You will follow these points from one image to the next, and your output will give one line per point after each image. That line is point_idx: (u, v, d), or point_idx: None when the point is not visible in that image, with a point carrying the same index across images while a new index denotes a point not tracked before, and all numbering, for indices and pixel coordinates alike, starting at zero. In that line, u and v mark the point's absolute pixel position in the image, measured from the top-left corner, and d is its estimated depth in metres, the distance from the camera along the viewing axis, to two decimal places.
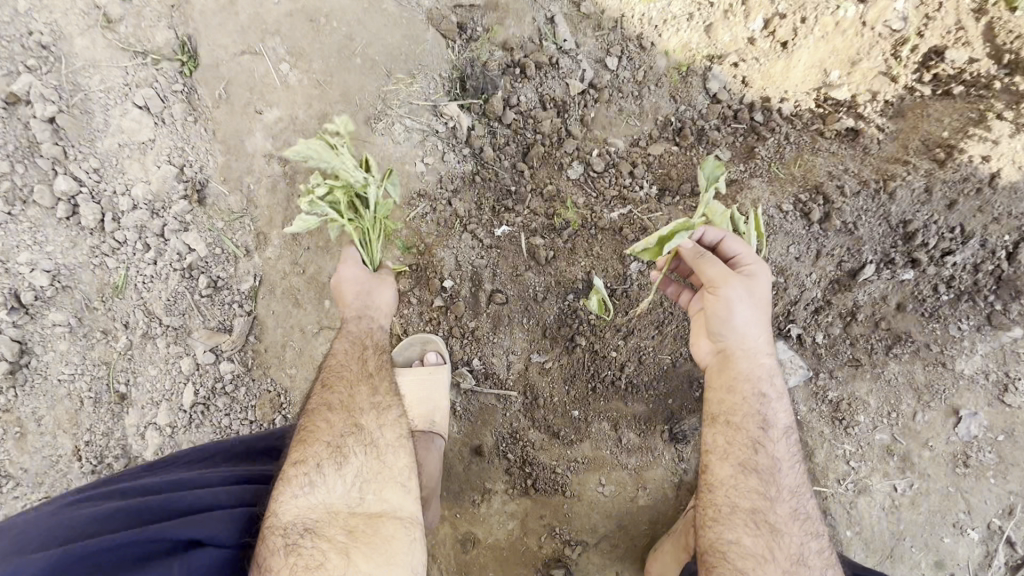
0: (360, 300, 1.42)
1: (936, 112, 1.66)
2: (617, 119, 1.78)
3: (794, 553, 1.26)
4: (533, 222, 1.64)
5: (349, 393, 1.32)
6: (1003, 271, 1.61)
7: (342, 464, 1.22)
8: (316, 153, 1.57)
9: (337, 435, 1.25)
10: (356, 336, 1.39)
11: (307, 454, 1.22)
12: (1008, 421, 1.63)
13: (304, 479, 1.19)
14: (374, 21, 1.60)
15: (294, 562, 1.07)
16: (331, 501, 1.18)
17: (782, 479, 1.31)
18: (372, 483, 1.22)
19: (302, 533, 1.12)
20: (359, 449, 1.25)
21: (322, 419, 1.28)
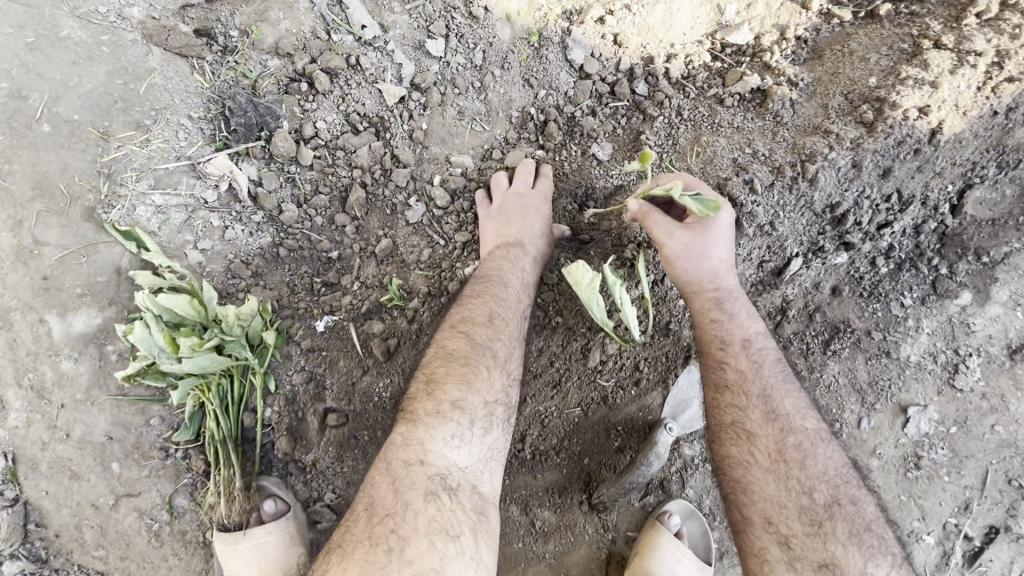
0: (538, 221, 1.26)
1: (859, 49, 1.31)
2: (460, 125, 1.32)
3: (786, 452, 1.10)
4: (363, 301, 1.24)
5: (510, 345, 1.16)
6: (946, 228, 1.44)
7: (489, 427, 1.08)
8: (24, 278, 1.09)
9: (497, 394, 1.11)
10: (502, 239, 1.24)
11: (467, 403, 1.06)
12: (960, 409, 1.44)
13: (454, 430, 1.03)
14: (50, 61, 1.08)
15: (430, 517, 0.94)
16: (468, 467, 1.04)
17: (766, 375, 1.16)
18: (497, 463, 1.08)
19: (441, 487, 0.98)
20: (504, 422, 1.11)
21: (486, 366, 1.11)
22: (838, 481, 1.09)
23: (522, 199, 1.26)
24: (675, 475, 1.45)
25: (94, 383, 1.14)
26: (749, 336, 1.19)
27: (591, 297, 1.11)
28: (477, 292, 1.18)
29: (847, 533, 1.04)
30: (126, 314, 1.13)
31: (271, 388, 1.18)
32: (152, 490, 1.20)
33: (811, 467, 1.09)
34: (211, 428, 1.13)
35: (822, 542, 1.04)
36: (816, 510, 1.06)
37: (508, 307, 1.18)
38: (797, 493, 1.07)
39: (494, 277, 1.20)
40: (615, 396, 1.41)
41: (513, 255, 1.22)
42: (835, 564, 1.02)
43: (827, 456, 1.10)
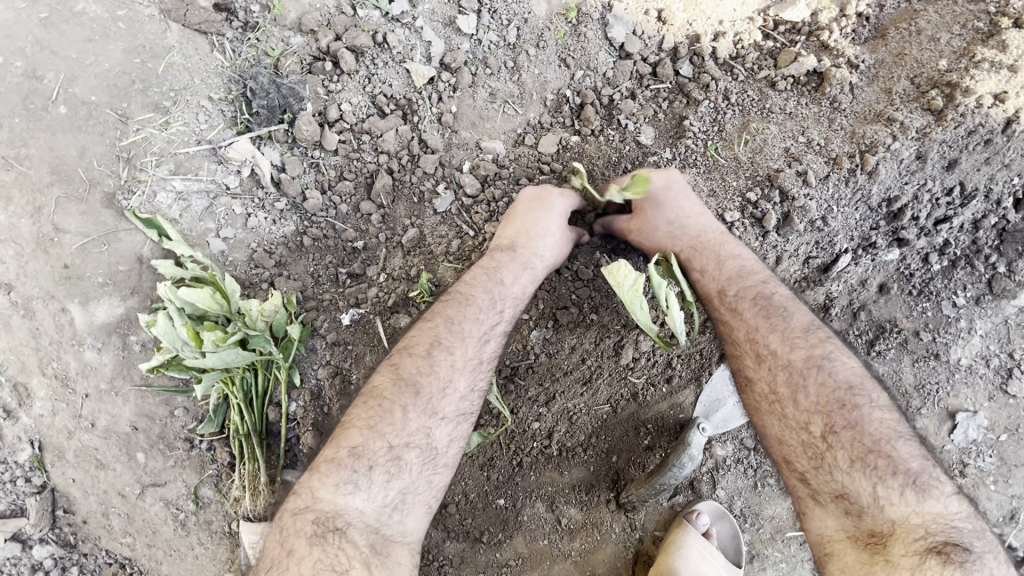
0: (545, 239, 1.15)
1: (930, 27, 1.20)
2: (491, 108, 1.25)
3: (778, 390, 0.99)
4: (390, 294, 1.19)
5: (445, 380, 1.03)
6: (1006, 222, 1.34)
7: (392, 475, 0.96)
8: (45, 267, 1.06)
9: (407, 437, 0.98)
10: (494, 257, 1.14)
11: (364, 449, 0.95)
12: (1011, 416, 1.37)
13: (348, 476, 0.93)
14: (64, 38, 1.03)
15: (315, 560, 0.84)
16: (365, 512, 0.92)
17: (748, 319, 1.05)
18: (408, 506, 0.97)
19: (330, 530, 0.88)
20: (417, 466, 0.98)
21: (398, 407, 0.99)
22: (836, 402, 0.93)
23: (533, 215, 1.15)
24: (706, 475, 1.41)
25: (118, 373, 1.12)
26: (724, 284, 1.09)
27: (635, 298, 1.05)
28: (428, 319, 1.09)
29: (847, 459, 0.89)
30: (148, 304, 1.09)
31: (296, 383, 1.15)
32: (177, 480, 1.19)
33: (807, 397, 0.96)
34: (235, 421, 1.11)
35: (828, 475, 0.91)
36: (817, 443, 0.93)
37: (457, 334, 1.06)
38: (793, 429, 0.96)
39: (465, 289, 1.10)
40: (645, 394, 1.36)
41: (496, 270, 1.12)
42: (847, 494, 0.89)
43: (822, 381, 0.95)
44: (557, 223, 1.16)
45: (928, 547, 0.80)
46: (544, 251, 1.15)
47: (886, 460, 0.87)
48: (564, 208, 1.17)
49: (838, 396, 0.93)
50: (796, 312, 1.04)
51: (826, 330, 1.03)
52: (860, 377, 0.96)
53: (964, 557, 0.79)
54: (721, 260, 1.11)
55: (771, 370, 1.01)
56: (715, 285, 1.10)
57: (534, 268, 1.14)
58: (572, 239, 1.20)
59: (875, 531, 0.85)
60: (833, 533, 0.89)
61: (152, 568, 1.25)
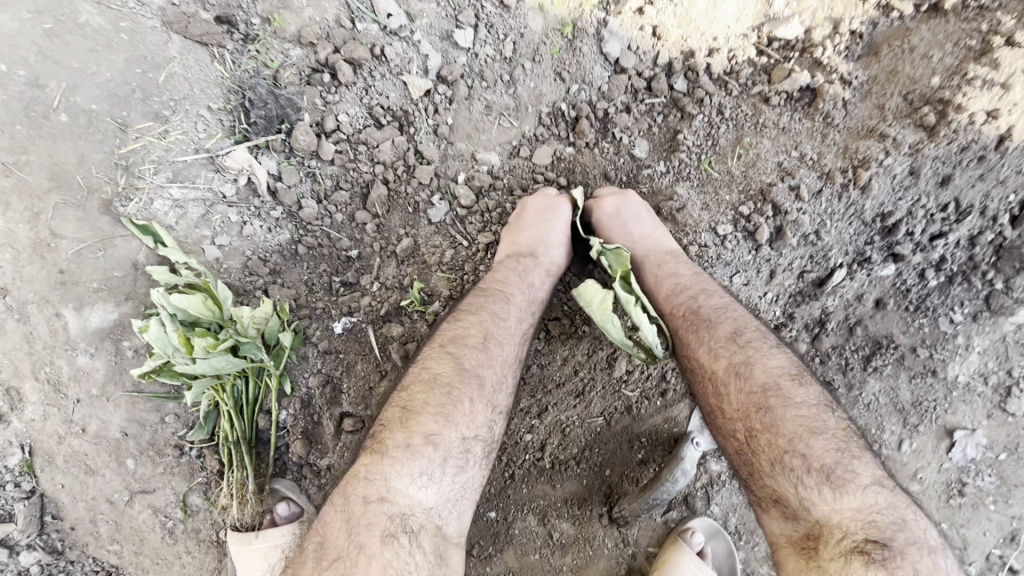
0: (558, 248, 1.21)
1: (922, 45, 1.19)
2: (487, 120, 1.26)
3: (710, 397, 1.01)
4: (383, 303, 1.20)
5: (500, 374, 1.05)
6: (1003, 239, 1.32)
7: (462, 468, 0.96)
8: (40, 272, 1.06)
9: (477, 429, 0.99)
10: (516, 262, 1.17)
11: (440, 437, 0.94)
12: (1011, 435, 1.35)
13: (425, 465, 0.92)
14: (67, 48, 1.04)
15: (387, 561, 0.83)
16: (433, 506, 0.92)
17: (678, 328, 1.06)
18: (466, 502, 0.98)
19: (401, 529, 0.86)
20: (480, 460, 1.00)
21: (467, 397, 0.99)
22: (756, 405, 0.94)
23: (544, 223, 1.19)
24: (700, 491, 1.39)
25: (110, 379, 1.12)
26: (664, 299, 1.11)
27: (604, 316, 1.06)
28: (469, 312, 1.09)
29: (769, 462, 0.91)
30: (142, 310, 1.10)
31: (286, 391, 1.15)
32: (167, 487, 1.19)
33: (732, 405, 0.97)
34: (224, 428, 1.11)
35: (761, 480, 0.93)
36: (746, 448, 0.95)
37: (504, 331, 1.08)
38: (726, 435, 0.98)
39: (499, 289, 1.12)
40: (639, 407, 1.35)
41: (526, 273, 1.16)
42: (780, 499, 0.90)
43: (740, 386, 0.96)
44: (568, 230, 1.22)
45: (851, 547, 0.81)
46: (558, 258, 1.22)
47: (800, 460, 0.87)
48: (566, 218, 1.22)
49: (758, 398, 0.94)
50: (721, 320, 1.03)
51: (755, 329, 1.02)
52: (782, 376, 0.95)
53: (884, 554, 0.79)
54: (674, 270, 1.13)
55: (707, 380, 1.02)
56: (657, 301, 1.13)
57: (550, 272, 1.20)
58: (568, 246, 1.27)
59: (809, 534, 0.85)
60: (777, 539, 0.90)
61: None
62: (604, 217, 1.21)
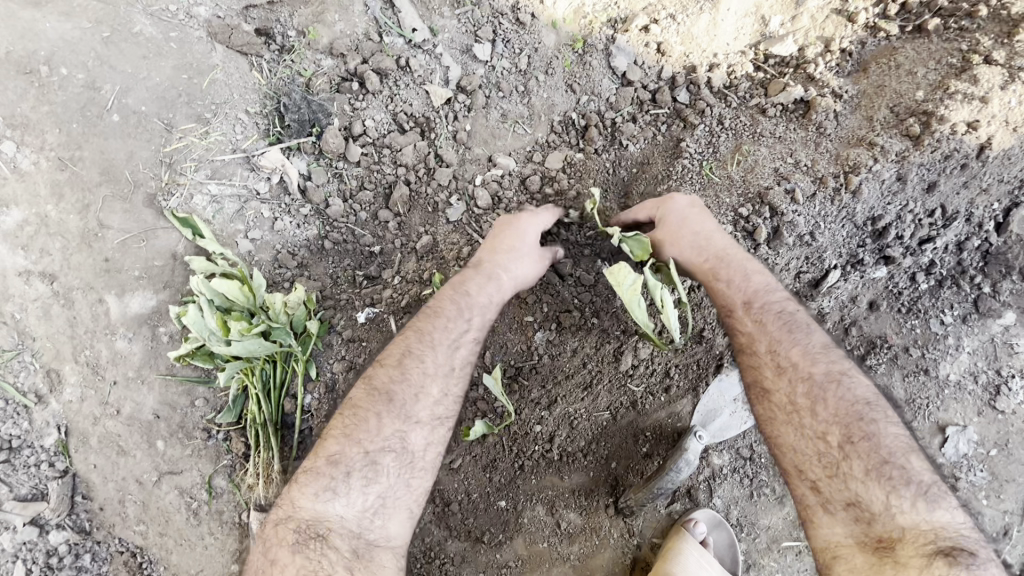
0: (507, 255, 1.21)
1: (908, 62, 1.30)
2: (502, 128, 1.35)
3: (796, 402, 1.05)
4: (404, 295, 1.26)
5: (418, 387, 1.10)
6: (990, 245, 1.42)
7: (371, 479, 1.02)
8: (87, 259, 1.14)
9: (382, 442, 1.05)
10: (457, 276, 1.22)
11: (342, 457, 1.02)
12: (1001, 431, 1.40)
13: (327, 483, 1.00)
14: (122, 55, 1.13)
15: (298, 567, 0.91)
16: (345, 517, 0.99)
17: (770, 331, 1.12)
18: (389, 510, 1.03)
19: (312, 536, 0.95)
20: (395, 470, 1.05)
21: (372, 414, 1.06)
22: (853, 417, 1.00)
23: (501, 235, 1.23)
24: (703, 483, 1.44)
25: (145, 362, 1.19)
26: (749, 297, 1.15)
27: (633, 297, 1.13)
28: (404, 330, 1.15)
29: (863, 469, 0.96)
30: (179, 297, 1.17)
31: (312, 376, 1.21)
32: (193, 469, 1.24)
33: (822, 411, 1.03)
34: (253, 410, 1.17)
35: (842, 483, 0.98)
36: (834, 453, 1.00)
37: (426, 345, 1.13)
38: (811, 439, 1.02)
39: (434, 306, 1.17)
40: (644, 402, 1.42)
41: (462, 283, 1.19)
42: (859, 501, 0.95)
43: (840, 395, 1.02)
44: (518, 240, 1.23)
45: (937, 550, 0.85)
46: (506, 267, 1.21)
47: (898, 471, 0.94)
48: (535, 228, 1.24)
49: (856, 412, 1.01)
50: (815, 331, 1.12)
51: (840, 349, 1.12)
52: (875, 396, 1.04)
53: (970, 559, 0.84)
54: (747, 276, 1.16)
55: (789, 382, 1.08)
56: (738, 298, 1.16)
57: (500, 281, 1.20)
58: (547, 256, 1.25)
59: (883, 537, 0.91)
60: (841, 539, 0.95)
61: (161, 559, 1.28)
62: (669, 212, 1.22)
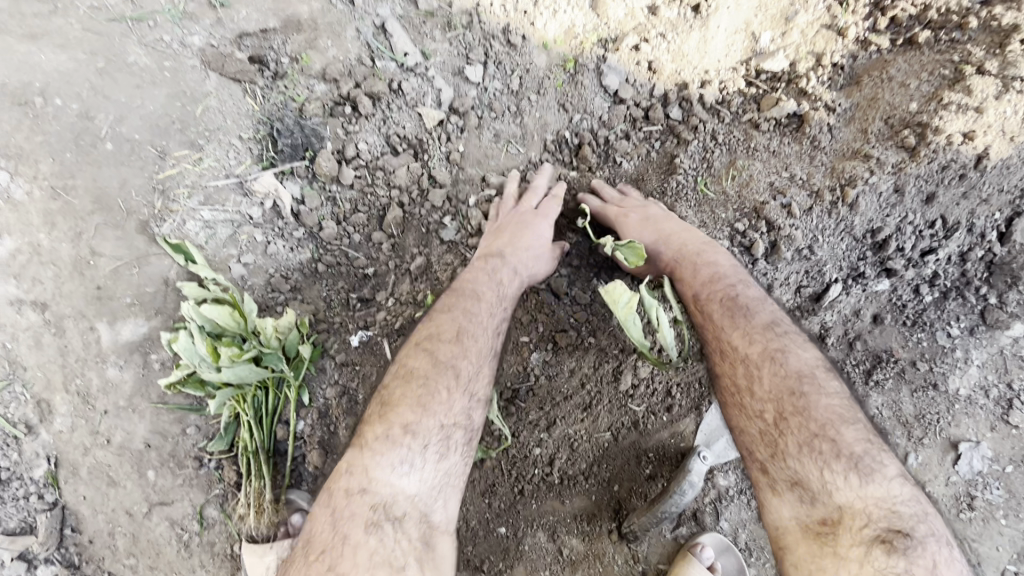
0: (528, 248, 1.23)
1: (899, 75, 1.30)
2: (496, 148, 1.36)
3: (738, 383, 1.06)
4: (397, 318, 1.26)
5: (475, 365, 1.12)
6: (994, 255, 1.38)
7: (443, 454, 1.04)
8: (79, 287, 1.14)
9: (455, 416, 1.07)
10: (487, 262, 1.22)
11: (419, 427, 1.02)
12: (1016, 447, 1.36)
13: (403, 455, 0.99)
14: (116, 84, 1.14)
15: (371, 551, 0.92)
16: (418, 494, 1.00)
17: (715, 318, 1.12)
18: (450, 490, 1.06)
19: (385, 517, 0.95)
20: (462, 447, 1.08)
21: (445, 387, 1.06)
22: (789, 392, 0.99)
23: (522, 231, 1.23)
24: (708, 506, 1.40)
25: (137, 390, 1.18)
26: (699, 292, 1.15)
27: (629, 315, 1.09)
28: (445, 309, 1.16)
29: (796, 444, 0.95)
30: (171, 324, 1.17)
31: (305, 401, 1.19)
32: (185, 499, 1.21)
33: (760, 391, 1.02)
34: (244, 438, 1.14)
35: (783, 461, 0.97)
36: (772, 428, 0.99)
37: (478, 325, 1.15)
38: (751, 419, 1.03)
39: (469, 289, 1.18)
40: (646, 422, 1.38)
41: (494, 272, 1.21)
42: (800, 483, 0.94)
43: (775, 371, 1.02)
44: (537, 233, 1.24)
45: (873, 536, 0.84)
46: (530, 258, 1.24)
47: (830, 444, 0.93)
48: (544, 230, 1.25)
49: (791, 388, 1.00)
50: (759, 309, 1.09)
51: (788, 324, 1.09)
52: (816, 369, 1.01)
53: (907, 543, 0.83)
54: (697, 267, 1.16)
55: (734, 364, 1.08)
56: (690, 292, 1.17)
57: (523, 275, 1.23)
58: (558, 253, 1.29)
59: (826, 519, 0.90)
60: (787, 524, 0.94)
61: None
62: (628, 225, 1.25)
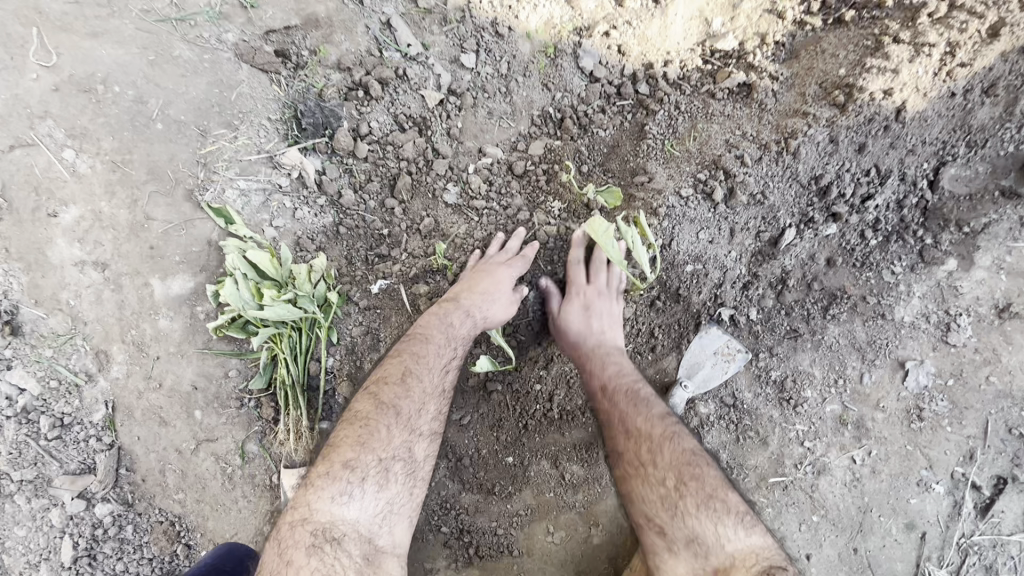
0: (487, 298, 1.38)
1: (831, 47, 1.53)
2: (489, 123, 1.57)
3: (640, 444, 1.29)
4: (411, 268, 1.45)
5: (420, 402, 1.32)
6: (927, 202, 1.57)
7: (381, 486, 1.21)
8: (135, 248, 1.31)
9: (394, 451, 1.24)
10: (442, 307, 1.38)
11: (358, 462, 1.18)
12: (956, 363, 1.54)
13: (344, 488, 1.14)
14: (165, 74, 1.34)
15: (312, 571, 1.02)
16: (359, 520, 1.15)
17: (615, 364, 1.42)
18: (394, 518, 1.23)
19: (325, 540, 1.07)
20: (404, 477, 1.26)
21: (384, 426, 1.24)
22: (684, 463, 1.21)
23: (482, 279, 1.40)
24: (693, 431, 1.59)
25: (184, 338, 1.34)
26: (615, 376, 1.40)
27: (609, 238, 1.31)
28: (397, 353, 1.34)
29: (694, 505, 1.15)
30: (214, 278, 1.34)
31: (334, 339, 1.39)
32: (228, 436, 1.37)
33: (660, 457, 1.25)
34: (283, 372, 1.32)
35: (682, 520, 1.16)
36: (672, 494, 1.19)
37: (423, 366, 1.32)
38: (662, 443, 1.26)
39: (421, 333, 1.34)
40: (633, 361, 1.63)
41: (446, 315, 1.36)
42: (697, 537, 1.12)
43: (665, 450, 1.25)
44: (501, 283, 1.40)
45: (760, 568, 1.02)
46: (487, 309, 1.38)
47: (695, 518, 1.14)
48: (514, 275, 1.42)
49: (643, 455, 1.28)
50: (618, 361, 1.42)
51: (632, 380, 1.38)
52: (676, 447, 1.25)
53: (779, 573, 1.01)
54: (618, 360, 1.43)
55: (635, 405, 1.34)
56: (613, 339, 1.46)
57: (477, 318, 1.38)
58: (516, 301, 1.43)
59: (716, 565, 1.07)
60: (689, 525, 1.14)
61: (200, 524, 1.40)
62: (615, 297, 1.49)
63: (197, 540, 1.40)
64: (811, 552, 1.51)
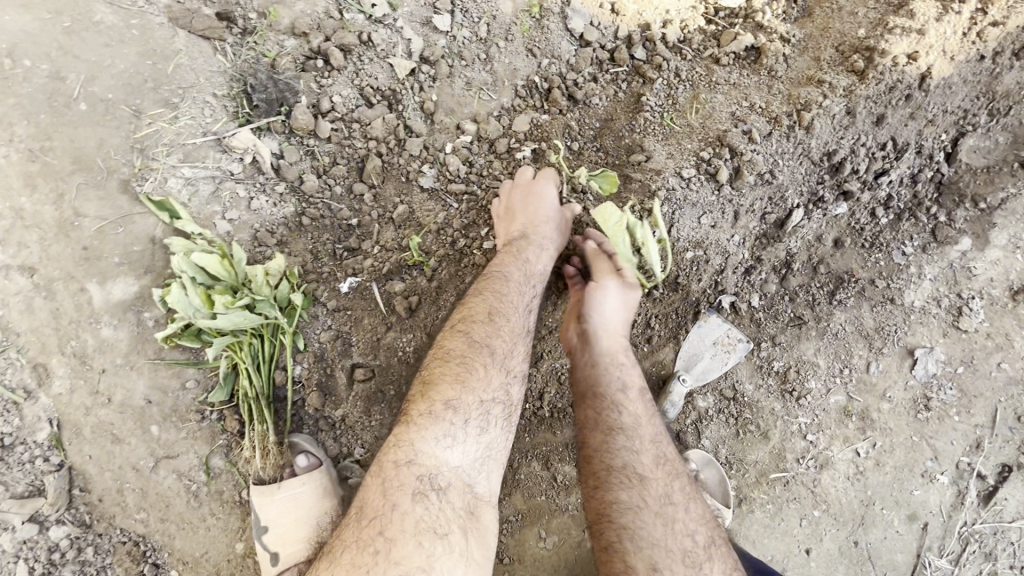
0: (548, 226, 1.28)
1: (847, 4, 1.39)
2: (467, 95, 1.39)
3: (671, 493, 1.19)
4: (384, 263, 1.31)
5: (508, 344, 1.17)
6: (942, 176, 1.45)
7: (483, 430, 1.09)
8: (66, 249, 1.15)
9: (493, 394, 1.12)
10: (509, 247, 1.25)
11: (460, 402, 1.07)
12: (966, 349, 1.45)
13: (447, 429, 1.05)
14: (84, 43, 1.16)
15: (419, 517, 0.96)
16: (461, 466, 1.05)
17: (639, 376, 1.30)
18: (490, 464, 1.09)
19: (431, 487, 1.00)
20: (502, 421, 1.13)
21: (481, 364, 1.12)
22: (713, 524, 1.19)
23: (530, 205, 1.27)
24: (691, 426, 1.49)
25: (133, 348, 1.21)
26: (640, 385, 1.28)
27: (618, 231, 1.27)
28: (478, 290, 1.21)
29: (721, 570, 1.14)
30: (161, 281, 1.19)
31: (300, 346, 1.25)
32: (189, 451, 1.25)
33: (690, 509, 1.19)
34: (244, 385, 1.19)
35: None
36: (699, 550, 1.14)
37: (509, 304, 1.19)
38: (687, 488, 1.22)
39: (496, 272, 1.22)
40: (629, 353, 1.50)
41: (520, 252, 1.24)
42: None
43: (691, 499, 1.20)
44: (549, 209, 1.29)
45: None
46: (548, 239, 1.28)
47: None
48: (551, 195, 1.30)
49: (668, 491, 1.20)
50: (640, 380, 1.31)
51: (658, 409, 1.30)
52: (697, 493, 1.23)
53: None
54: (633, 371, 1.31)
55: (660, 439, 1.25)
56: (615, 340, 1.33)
57: (549, 247, 1.27)
58: (568, 217, 1.33)
59: None
60: None
61: (165, 544, 1.28)
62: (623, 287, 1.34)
63: (165, 559, 1.28)
64: (811, 547, 1.45)
